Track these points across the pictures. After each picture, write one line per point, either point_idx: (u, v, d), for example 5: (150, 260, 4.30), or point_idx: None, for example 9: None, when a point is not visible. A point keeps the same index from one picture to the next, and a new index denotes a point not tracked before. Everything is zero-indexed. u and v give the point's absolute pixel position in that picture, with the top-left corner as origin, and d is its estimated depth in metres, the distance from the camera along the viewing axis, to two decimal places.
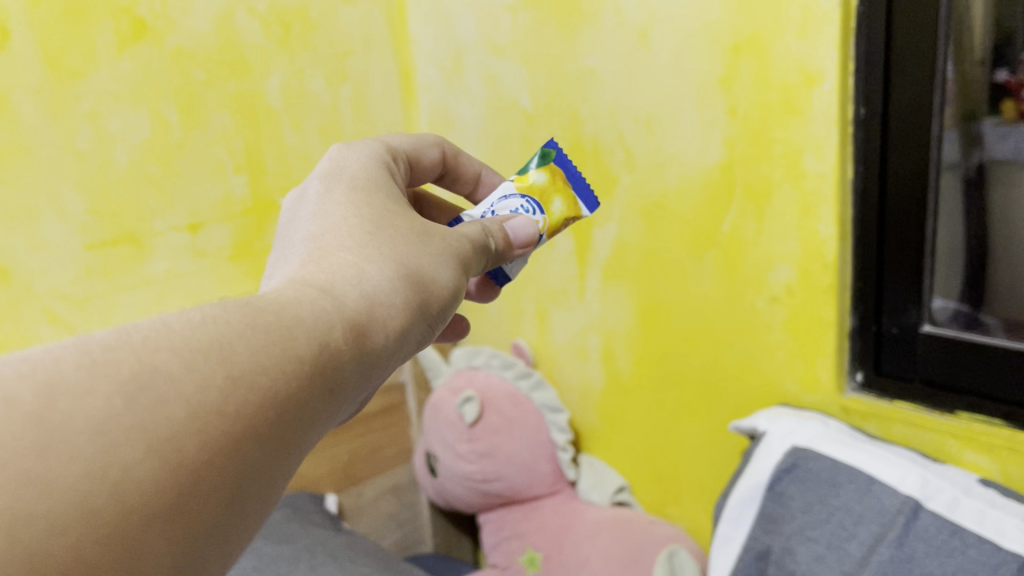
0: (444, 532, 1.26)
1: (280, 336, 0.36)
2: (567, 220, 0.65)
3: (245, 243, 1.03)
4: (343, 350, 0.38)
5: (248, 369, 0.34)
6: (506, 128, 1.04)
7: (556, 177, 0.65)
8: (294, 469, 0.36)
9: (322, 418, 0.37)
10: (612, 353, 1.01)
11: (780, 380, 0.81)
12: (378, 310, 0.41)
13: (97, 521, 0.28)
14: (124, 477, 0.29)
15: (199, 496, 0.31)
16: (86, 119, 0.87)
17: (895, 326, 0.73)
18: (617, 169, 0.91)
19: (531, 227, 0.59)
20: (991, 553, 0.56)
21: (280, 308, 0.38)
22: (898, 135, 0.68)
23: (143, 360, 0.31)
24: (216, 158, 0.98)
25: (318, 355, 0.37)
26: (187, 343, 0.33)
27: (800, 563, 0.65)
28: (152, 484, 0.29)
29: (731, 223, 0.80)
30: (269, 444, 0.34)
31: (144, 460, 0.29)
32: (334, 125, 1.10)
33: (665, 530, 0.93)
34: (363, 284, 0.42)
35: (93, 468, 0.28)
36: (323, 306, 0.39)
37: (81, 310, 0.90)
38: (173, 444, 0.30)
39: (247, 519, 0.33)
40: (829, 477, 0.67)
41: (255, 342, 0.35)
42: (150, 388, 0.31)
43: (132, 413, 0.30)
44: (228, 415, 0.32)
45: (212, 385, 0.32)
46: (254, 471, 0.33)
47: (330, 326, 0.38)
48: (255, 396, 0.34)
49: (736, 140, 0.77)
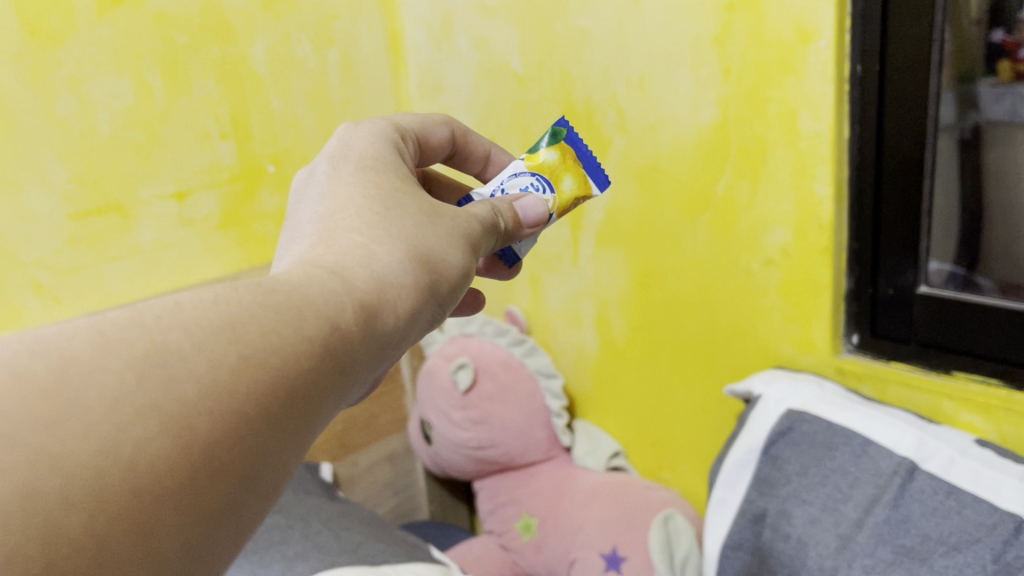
0: (439, 499, 1.26)
1: (291, 316, 0.35)
2: (577, 199, 0.63)
3: (233, 211, 1.01)
4: (353, 331, 0.37)
5: (260, 349, 0.33)
6: (497, 91, 1.02)
7: (566, 155, 0.64)
8: (304, 452, 0.35)
9: (331, 402, 0.36)
10: (606, 318, 1.00)
11: (775, 344, 0.80)
12: (388, 291, 0.40)
13: (109, 497, 0.27)
14: (136, 454, 0.28)
15: (211, 476, 0.30)
16: (67, 85, 0.85)
17: (891, 288, 0.72)
18: (610, 132, 0.89)
19: (541, 206, 0.57)
20: (987, 513, 0.55)
21: (290, 288, 0.37)
22: (895, 94, 0.66)
23: (155, 339, 0.31)
24: (202, 125, 0.96)
25: (329, 338, 0.36)
26: (198, 323, 0.32)
27: (796, 525, 0.64)
28: (164, 461, 0.28)
29: (725, 185, 0.79)
30: (280, 426, 0.33)
31: (156, 437, 0.28)
32: (321, 90, 1.08)
33: (660, 494, 0.93)
34: (372, 265, 0.41)
35: (105, 444, 0.27)
36: (333, 286, 0.38)
37: (68, 281, 0.89)
38: (185, 421, 0.29)
39: (258, 501, 0.33)
40: (824, 439, 0.67)
41: (267, 322, 0.34)
42: (161, 365, 0.30)
43: (145, 391, 0.29)
44: (239, 395, 0.31)
45: (224, 364, 0.31)
46: (265, 453, 0.32)
47: (340, 307, 0.37)
48: (266, 377, 0.33)
49: (730, 101, 0.75)
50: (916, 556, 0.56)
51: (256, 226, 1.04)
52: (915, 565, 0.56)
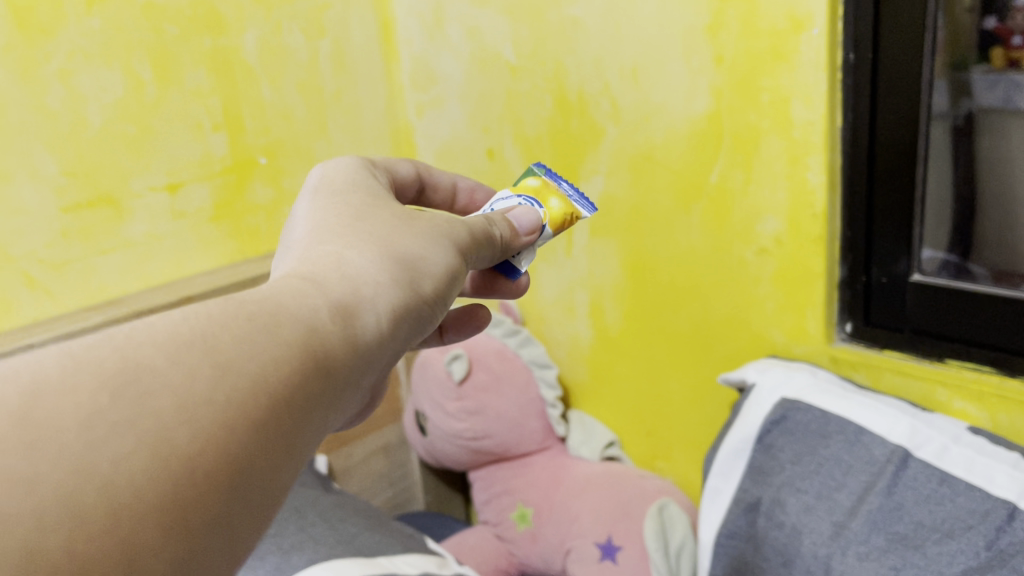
0: (436, 490, 1.26)
1: (261, 322, 0.35)
2: (567, 216, 0.59)
3: (225, 203, 1.01)
4: (331, 331, 0.37)
5: (235, 356, 0.33)
6: (489, 81, 1.01)
7: (548, 185, 0.61)
8: (297, 460, 0.35)
9: (319, 407, 0.36)
10: (599, 309, 1.00)
11: (769, 333, 0.81)
12: (366, 292, 0.40)
13: (89, 518, 0.27)
14: (115, 472, 0.28)
15: (197, 488, 0.29)
16: (57, 78, 0.85)
17: (885, 276, 0.72)
18: (603, 122, 0.89)
19: (533, 215, 0.56)
20: (980, 500, 0.56)
21: (256, 298, 0.36)
22: (888, 83, 0.66)
23: (125, 356, 0.31)
24: (193, 116, 0.96)
25: (305, 339, 0.36)
26: (170, 338, 0.32)
27: (790, 513, 0.64)
28: (145, 477, 0.28)
29: (718, 174, 0.79)
30: (265, 432, 0.33)
31: (134, 453, 0.28)
32: (313, 81, 1.07)
33: (654, 483, 0.93)
34: (346, 270, 0.41)
35: (80, 462, 0.27)
36: (305, 293, 0.38)
37: (60, 275, 0.89)
38: (163, 437, 0.29)
39: (251, 513, 0.32)
40: (818, 428, 0.67)
41: (239, 330, 0.34)
42: (134, 381, 0.30)
43: (118, 408, 0.29)
44: (219, 405, 0.31)
45: (198, 375, 0.31)
46: (253, 461, 0.32)
47: (313, 311, 0.37)
48: (246, 385, 0.32)
49: (723, 90, 0.75)
50: (910, 543, 0.57)
51: (249, 217, 1.04)
52: (909, 552, 0.56)
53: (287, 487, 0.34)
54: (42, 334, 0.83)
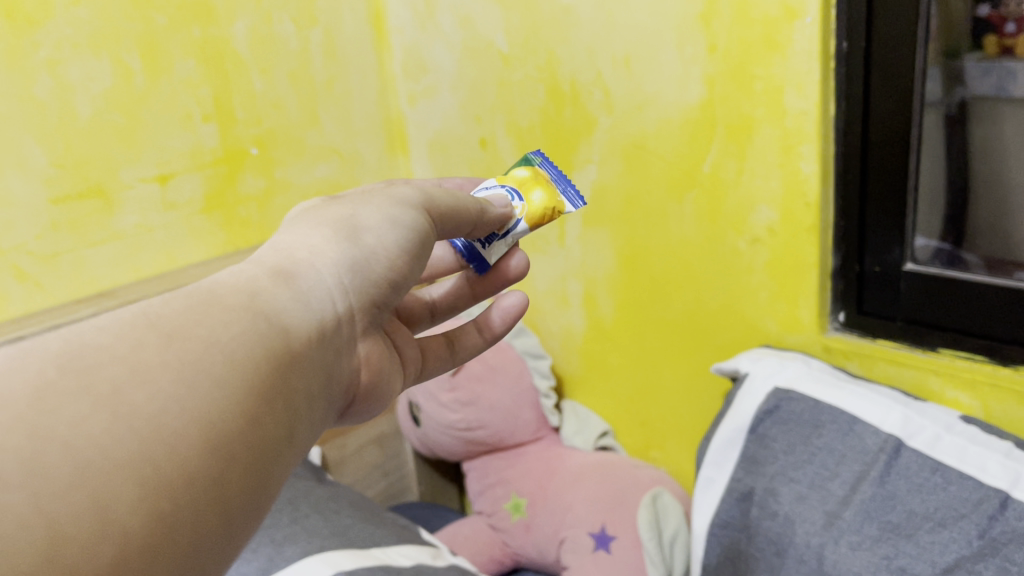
0: (429, 480, 1.26)
1: (193, 292, 0.36)
2: (546, 211, 0.56)
3: (216, 194, 1.00)
4: (265, 290, 0.38)
5: (180, 324, 0.34)
6: (481, 70, 1.01)
7: (538, 176, 0.58)
8: (269, 409, 0.34)
9: (278, 354, 0.36)
10: (593, 299, 1.00)
11: (762, 323, 0.81)
12: (304, 256, 0.41)
13: (54, 476, 0.26)
14: (74, 434, 0.27)
15: (165, 441, 0.29)
16: (45, 68, 0.84)
17: (878, 266, 0.72)
18: (596, 111, 0.89)
19: (502, 199, 0.55)
20: (973, 489, 0.56)
21: (188, 285, 0.37)
22: (881, 71, 0.66)
23: (69, 339, 0.31)
24: (183, 106, 0.95)
25: (240, 299, 0.37)
26: (117, 321, 0.33)
27: (783, 503, 0.64)
28: (107, 436, 0.28)
29: (711, 163, 0.79)
30: (228, 383, 0.33)
31: (90, 416, 0.28)
32: (304, 71, 1.06)
33: (648, 474, 0.94)
34: (285, 245, 0.42)
35: (35, 428, 0.27)
36: (239, 270, 0.39)
37: (49, 267, 0.88)
38: (119, 399, 0.29)
39: (231, 462, 0.32)
40: (811, 417, 0.67)
41: (179, 304, 0.35)
42: (79, 358, 0.30)
43: (67, 379, 0.29)
44: (172, 365, 0.31)
45: (146, 345, 0.32)
46: (221, 412, 0.32)
47: (243, 278, 0.38)
48: (196, 345, 0.33)
49: (716, 79, 0.75)
50: (902, 532, 0.57)
51: (241, 208, 1.04)
52: (901, 540, 0.56)
53: (270, 443, 0.34)
54: (31, 326, 0.82)
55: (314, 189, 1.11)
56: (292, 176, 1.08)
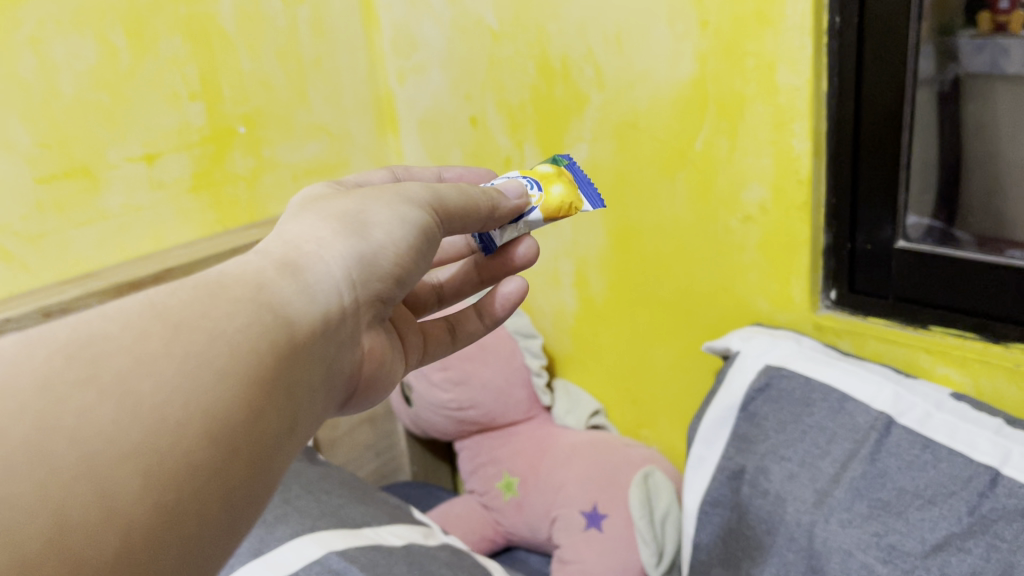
0: (422, 460, 1.26)
1: (200, 282, 0.36)
2: (564, 205, 0.54)
3: (204, 173, 0.99)
4: (271, 282, 0.37)
5: (188, 314, 0.33)
6: (471, 47, 1.00)
7: (563, 174, 0.57)
8: (275, 402, 0.34)
9: (285, 349, 0.35)
10: (584, 278, 0.99)
11: (753, 301, 0.80)
12: (310, 247, 0.40)
13: (60, 468, 0.26)
14: (78, 424, 0.28)
15: (170, 434, 0.29)
16: (29, 46, 0.82)
17: (869, 243, 0.72)
18: (587, 88, 0.88)
19: (518, 184, 0.53)
20: (963, 466, 0.56)
21: (196, 274, 0.36)
22: (874, 47, 0.65)
23: (77, 328, 0.31)
24: (168, 85, 0.94)
25: (248, 290, 0.36)
26: (123, 308, 0.32)
27: (774, 481, 0.64)
28: (112, 425, 0.28)
29: (702, 141, 0.78)
30: (235, 375, 0.32)
31: (96, 406, 0.28)
32: (292, 48, 1.05)
33: (640, 452, 0.94)
34: (291, 234, 0.41)
35: (42, 419, 0.27)
36: (245, 259, 0.39)
37: (35, 247, 0.87)
38: (126, 388, 0.29)
39: (233, 457, 0.32)
40: (802, 395, 0.67)
41: (187, 294, 0.34)
42: (88, 346, 0.30)
43: (75, 368, 0.29)
44: (178, 357, 0.31)
45: (153, 336, 0.31)
46: (226, 406, 0.32)
47: (248, 268, 0.38)
48: (203, 335, 0.33)
49: (708, 56, 0.74)
50: (892, 510, 0.57)
51: (229, 188, 1.02)
52: (891, 518, 0.56)
53: (273, 435, 0.34)
54: (17, 307, 0.81)
55: (303, 168, 1.10)
56: (281, 154, 1.07)
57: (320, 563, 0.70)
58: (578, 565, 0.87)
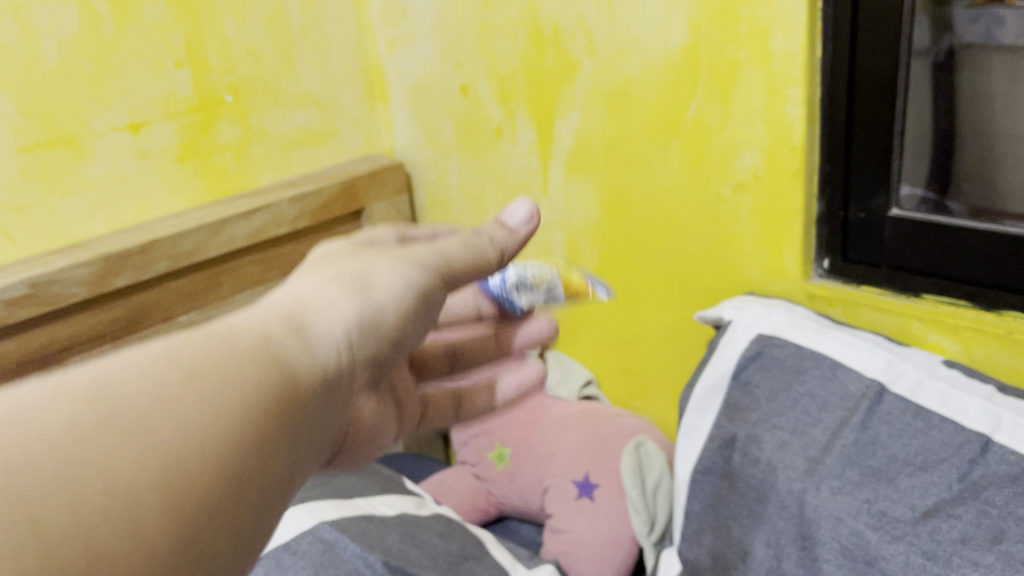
0: (414, 432, 1.26)
1: (212, 333, 0.37)
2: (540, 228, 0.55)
3: (191, 143, 0.98)
4: (277, 336, 0.39)
5: (202, 360, 0.35)
6: (461, 14, 0.98)
7: None
8: (278, 449, 0.36)
9: (292, 400, 0.37)
10: (576, 248, 0.99)
11: (746, 270, 0.80)
12: (314, 304, 0.42)
13: (85, 502, 0.28)
14: (107, 460, 0.29)
15: (190, 485, 0.31)
16: (10, 12, 0.81)
17: (863, 212, 0.71)
18: (578, 55, 0.87)
19: (527, 203, 0.54)
20: (954, 433, 0.56)
21: (208, 325, 0.38)
22: (869, 11, 0.64)
23: (96, 374, 0.32)
24: (154, 53, 0.92)
25: (258, 342, 0.37)
26: (137, 355, 0.34)
27: (765, 450, 0.64)
28: (138, 464, 0.30)
29: (695, 108, 0.77)
30: (244, 419, 0.34)
31: (124, 449, 0.30)
32: (280, 15, 1.02)
33: (630, 421, 0.94)
34: (296, 293, 0.42)
35: (70, 452, 0.28)
36: (253, 312, 0.40)
37: (20, 218, 0.86)
38: (149, 428, 0.31)
39: (240, 500, 0.33)
40: (794, 364, 0.66)
41: (203, 344, 0.36)
42: (110, 389, 0.31)
43: (98, 412, 0.30)
44: (190, 399, 0.33)
45: (170, 379, 0.33)
46: (237, 450, 0.33)
47: (256, 322, 0.39)
48: (216, 382, 0.34)
49: (701, 21, 0.73)
50: (883, 477, 0.56)
51: (217, 158, 1.01)
52: (882, 485, 0.56)
53: (275, 484, 0.35)
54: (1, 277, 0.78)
55: (292, 139, 1.08)
56: (269, 124, 1.05)
57: (311, 533, 0.69)
58: (570, 535, 0.87)
